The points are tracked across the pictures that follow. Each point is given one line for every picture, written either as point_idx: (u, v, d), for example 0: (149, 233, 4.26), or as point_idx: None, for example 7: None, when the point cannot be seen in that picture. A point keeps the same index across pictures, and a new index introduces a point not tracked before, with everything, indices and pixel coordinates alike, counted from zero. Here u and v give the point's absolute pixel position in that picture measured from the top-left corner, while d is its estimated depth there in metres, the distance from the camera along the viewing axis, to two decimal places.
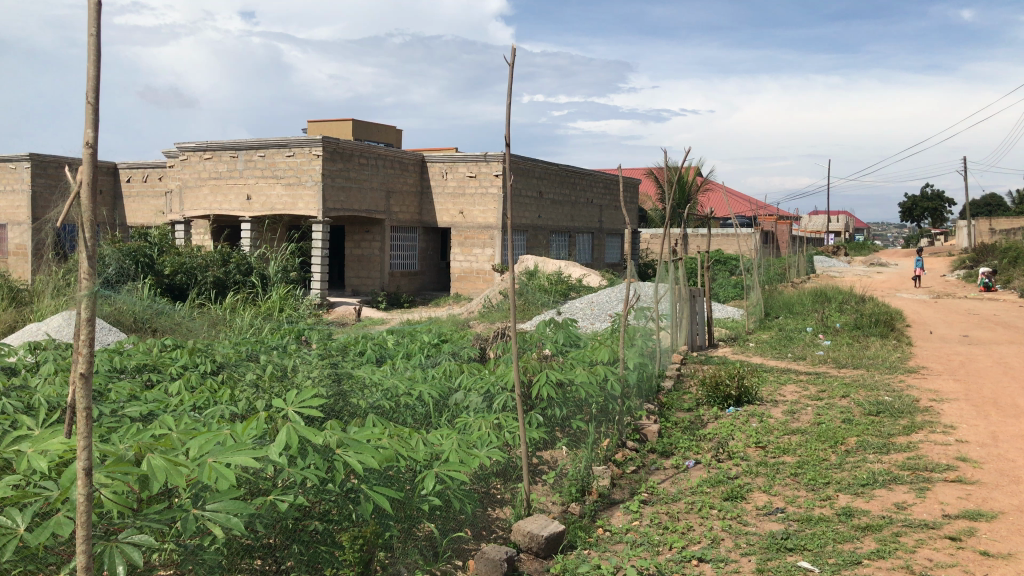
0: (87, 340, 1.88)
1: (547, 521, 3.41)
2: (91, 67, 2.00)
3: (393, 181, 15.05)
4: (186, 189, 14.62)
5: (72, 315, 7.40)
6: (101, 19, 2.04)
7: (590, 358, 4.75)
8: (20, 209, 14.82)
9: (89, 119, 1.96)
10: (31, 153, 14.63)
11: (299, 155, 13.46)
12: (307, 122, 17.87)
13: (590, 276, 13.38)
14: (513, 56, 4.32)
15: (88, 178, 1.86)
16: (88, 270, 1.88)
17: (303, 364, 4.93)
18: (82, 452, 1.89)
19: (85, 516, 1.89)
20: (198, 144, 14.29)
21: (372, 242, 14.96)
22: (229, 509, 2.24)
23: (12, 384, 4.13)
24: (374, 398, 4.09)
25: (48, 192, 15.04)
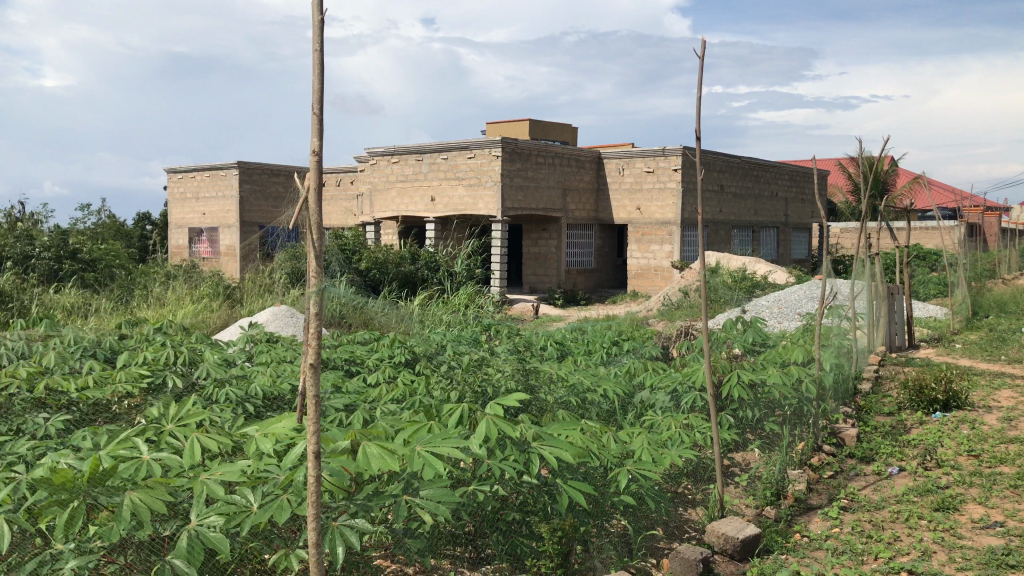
0: (315, 333, 2.04)
1: (742, 524, 3.35)
2: (316, 81, 2.17)
3: (571, 179, 15.17)
4: (376, 192, 15.40)
5: (280, 311, 7.97)
6: (324, 36, 2.20)
7: (783, 358, 4.60)
8: (229, 213, 16.12)
9: (314, 129, 2.12)
10: (238, 161, 15.87)
11: (480, 156, 13.83)
12: (487, 124, 18.32)
13: (776, 272, 12.91)
14: (703, 50, 4.21)
15: (314, 183, 2.00)
16: (317, 268, 2.03)
17: (493, 359, 5.08)
18: (311, 437, 2.04)
19: (315, 497, 2.04)
20: (386, 149, 15.00)
21: (549, 240, 15.18)
22: (437, 497, 2.35)
23: (231, 373, 4.50)
24: (562, 395, 4.16)
25: (254, 197, 16.26)
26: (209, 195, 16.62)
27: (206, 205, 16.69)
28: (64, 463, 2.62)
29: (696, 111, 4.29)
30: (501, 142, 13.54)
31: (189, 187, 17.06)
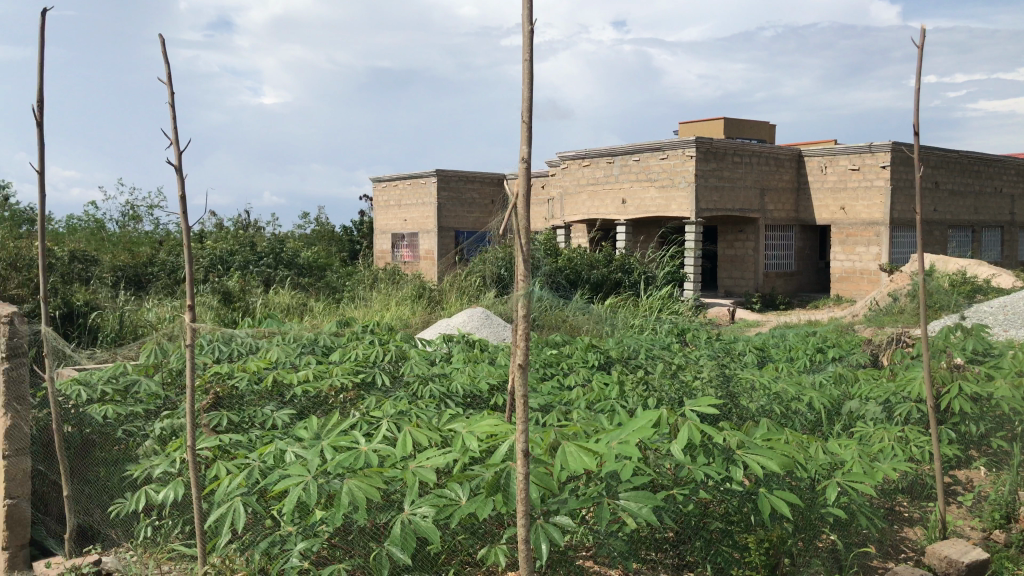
0: (523, 334, 2.09)
1: (967, 547, 3.11)
2: (525, 90, 2.23)
3: (768, 179, 14.65)
4: (567, 196, 15.55)
5: (476, 313, 8.24)
6: (533, 47, 2.26)
7: (1012, 370, 4.22)
8: (428, 219, 16.84)
9: (524, 137, 2.19)
10: (436, 169, 16.56)
11: (673, 157, 13.65)
12: (680, 124, 18.03)
13: (1001, 276, 11.86)
14: (922, 38, 3.85)
15: (523, 189, 2.06)
16: (524, 271, 2.09)
17: (691, 364, 5.01)
18: (521, 436, 2.08)
19: (524, 495, 2.08)
20: (578, 153, 15.12)
21: (745, 242, 14.73)
22: (640, 500, 2.35)
23: (434, 371, 4.70)
24: (763, 403, 4.03)
25: (451, 203, 16.89)
26: (410, 203, 17.44)
27: (407, 212, 17.51)
28: (291, 452, 2.84)
29: (912, 104, 3.98)
30: (695, 142, 13.29)
31: (391, 195, 17.95)
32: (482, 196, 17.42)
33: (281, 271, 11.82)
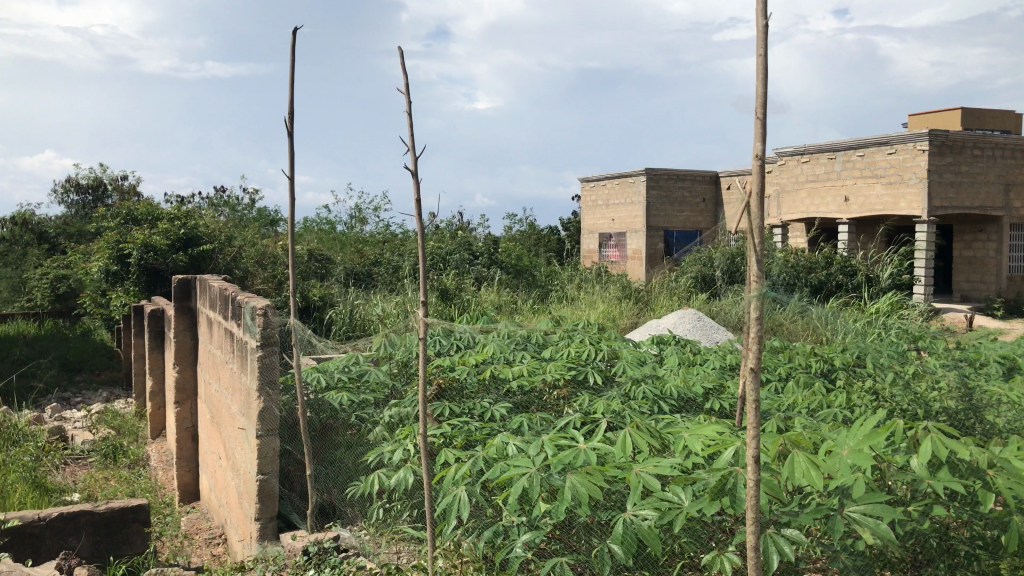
0: (755, 337, 2.03)
1: None
2: (759, 84, 2.17)
3: (1014, 173, 13.32)
4: (784, 193, 14.93)
5: (687, 315, 8.12)
6: (768, 39, 2.19)
7: None
8: (636, 218, 16.75)
9: (758, 134, 2.12)
10: (645, 168, 16.46)
11: (902, 151, 12.74)
12: (910, 116, 16.78)
13: None
14: None
15: (757, 186, 2.00)
16: (758, 273, 2.02)
17: (927, 374, 4.65)
18: (752, 440, 2.01)
19: (754, 500, 2.00)
20: (796, 148, 14.48)
21: (986, 243, 13.50)
22: (877, 514, 2.21)
23: (646, 372, 4.67)
24: (1012, 419, 3.68)
25: (661, 202, 16.71)
26: (618, 202, 17.42)
27: (615, 211, 17.50)
28: (513, 447, 2.93)
29: None
30: (928, 135, 12.32)
31: (600, 194, 17.99)
32: (692, 195, 17.10)
33: (494, 269, 12.20)
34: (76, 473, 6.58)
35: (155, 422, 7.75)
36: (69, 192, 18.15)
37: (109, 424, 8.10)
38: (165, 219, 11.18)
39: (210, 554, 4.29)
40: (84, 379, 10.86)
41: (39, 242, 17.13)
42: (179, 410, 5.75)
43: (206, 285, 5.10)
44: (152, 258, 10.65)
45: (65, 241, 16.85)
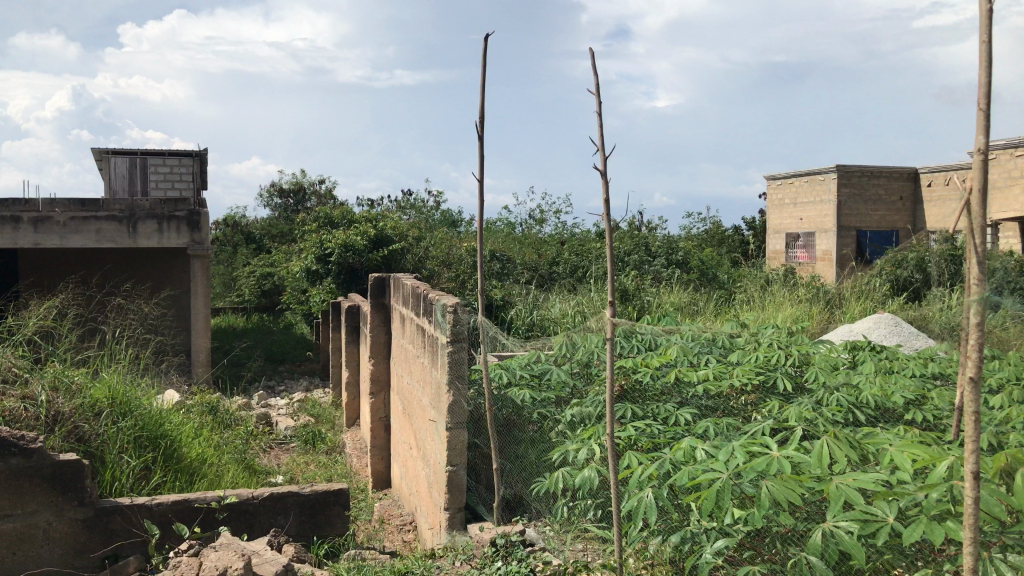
0: (976, 345, 1.89)
1: None
2: (984, 71, 2.01)
3: None
4: (995, 190, 13.76)
5: (883, 320, 7.66)
6: (993, 25, 2.03)
7: None
8: (826, 217, 15.96)
9: (981, 125, 1.97)
10: (837, 165, 15.66)
11: None
12: None
13: None
14: None
15: (980, 181, 1.85)
16: (979, 275, 1.88)
17: None
18: (970, 455, 1.87)
19: (973, 519, 1.86)
20: (1010, 141, 13.32)
21: None
22: None
23: (841, 380, 4.45)
24: None
25: (853, 201, 15.84)
26: (806, 200, 16.68)
27: (803, 211, 16.75)
28: (702, 451, 2.88)
29: None
30: None
31: (786, 193, 17.27)
32: (889, 192, 16.12)
33: (675, 270, 12.02)
34: (281, 457, 7.08)
35: (350, 412, 8.20)
36: (274, 196, 19.57)
37: (309, 413, 8.66)
38: (360, 221, 11.83)
39: (402, 540, 4.48)
40: (286, 369, 11.66)
41: (247, 243, 18.56)
42: (374, 401, 6.07)
43: (399, 283, 5.35)
44: (350, 257, 11.33)
45: (270, 241, 18.17)
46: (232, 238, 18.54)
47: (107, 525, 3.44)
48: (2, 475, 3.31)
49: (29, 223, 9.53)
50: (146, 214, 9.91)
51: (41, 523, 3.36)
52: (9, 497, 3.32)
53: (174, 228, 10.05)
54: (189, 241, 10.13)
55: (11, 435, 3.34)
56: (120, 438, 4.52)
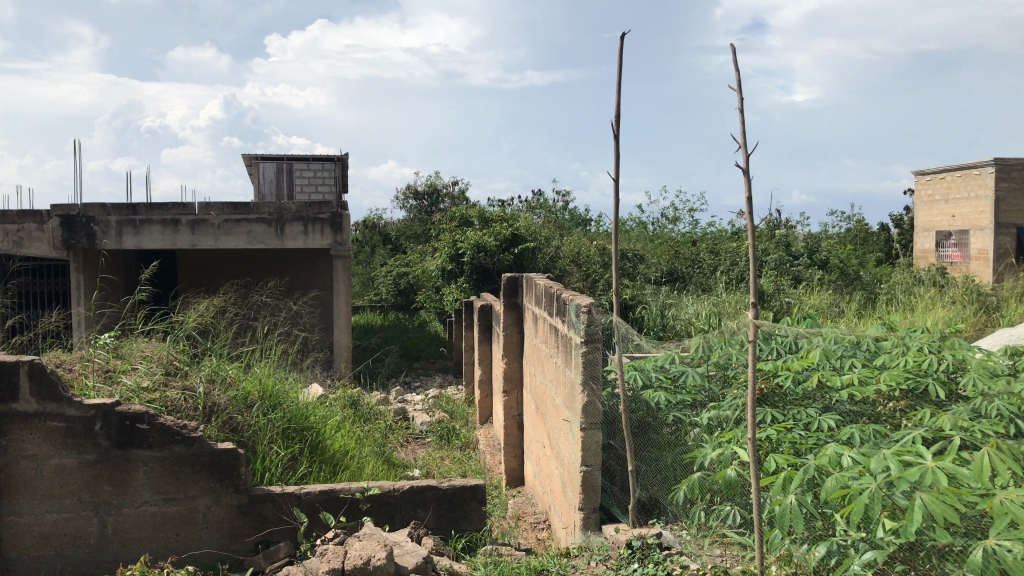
0: None
1: None
2: None
3: None
4: None
5: None
6: None
7: None
8: (982, 214, 15.02)
9: None
10: (995, 158, 14.70)
11: None
12: None
13: None
14: None
15: None
16: None
17: None
18: None
19: None
20: None
21: None
22: None
23: (1001, 386, 4.18)
24: None
25: (1013, 196, 14.84)
26: (960, 196, 15.73)
27: (956, 207, 15.83)
28: (849, 459, 2.77)
29: None
30: None
31: (937, 189, 16.36)
32: None
33: (816, 270, 11.57)
34: (417, 451, 7.28)
35: (483, 409, 8.32)
36: (410, 198, 20.12)
37: (444, 409, 8.86)
38: (493, 221, 11.99)
39: (536, 538, 4.52)
40: (421, 365, 11.98)
41: (384, 244, 19.16)
42: (507, 399, 6.14)
43: (533, 283, 5.38)
44: (482, 257, 11.50)
45: (405, 242, 18.69)
46: (370, 239, 19.18)
47: (260, 512, 3.63)
48: (167, 461, 3.55)
49: (188, 225, 10.17)
50: (293, 217, 10.39)
51: (201, 507, 3.59)
52: (172, 482, 3.56)
53: (318, 229, 10.50)
54: (332, 242, 10.56)
55: (174, 424, 3.58)
56: (269, 429, 4.76)
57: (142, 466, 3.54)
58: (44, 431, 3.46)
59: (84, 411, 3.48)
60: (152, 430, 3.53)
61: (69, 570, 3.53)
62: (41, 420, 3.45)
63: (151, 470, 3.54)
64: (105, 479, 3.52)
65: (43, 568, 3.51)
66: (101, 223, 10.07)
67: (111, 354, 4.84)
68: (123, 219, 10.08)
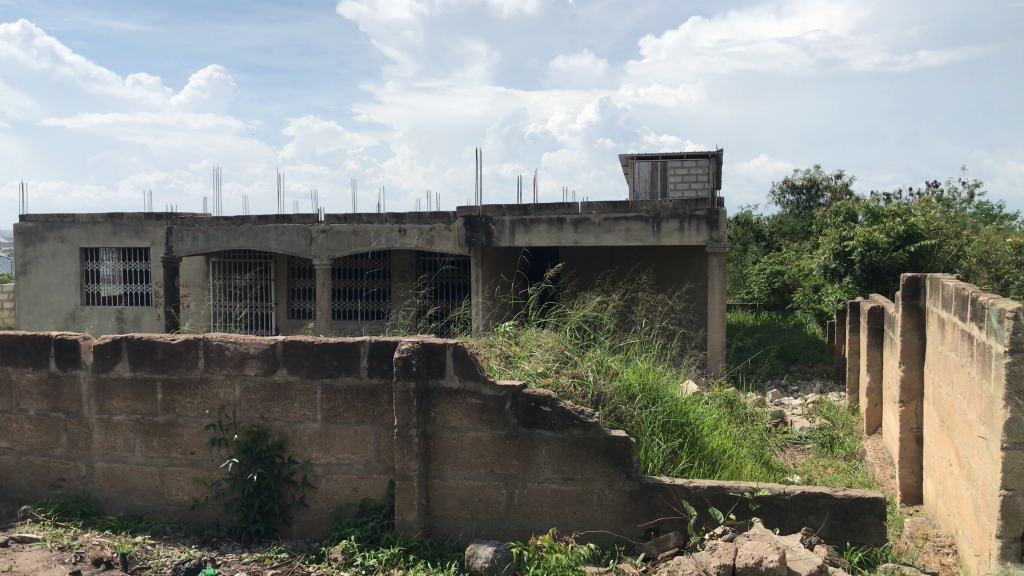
0: None
1: None
2: None
3: None
4: None
5: None
6: None
7: None
8: None
9: None
10: None
11: None
12: None
13: None
14: None
15: None
16: None
17: None
18: None
19: None
20: None
21: None
22: None
23: None
24: None
25: None
26: None
27: None
28: None
29: None
30: None
31: None
32: None
33: None
34: (797, 457, 7.02)
35: (871, 419, 7.76)
36: (787, 193, 19.44)
37: (825, 416, 8.44)
38: (883, 216, 11.13)
39: (940, 562, 4.14)
40: (799, 368, 11.52)
41: (757, 241, 18.77)
42: (904, 410, 5.67)
43: (939, 284, 4.91)
44: (872, 255, 10.75)
45: (780, 240, 18.12)
46: (743, 235, 18.90)
47: (650, 500, 3.76)
48: (567, 443, 3.82)
49: (572, 224, 10.79)
50: (670, 214, 10.53)
51: (596, 489, 3.80)
52: (571, 462, 3.82)
53: (694, 226, 10.52)
54: (708, 239, 10.51)
55: (574, 409, 3.83)
56: (652, 422, 4.89)
57: (545, 445, 3.84)
58: (464, 406, 3.91)
59: (498, 391, 3.87)
60: (554, 413, 3.82)
61: (482, 533, 3.94)
62: (461, 396, 3.91)
63: (553, 450, 3.84)
64: (513, 454, 3.88)
65: (462, 529, 3.96)
66: (498, 222, 11.11)
67: (513, 342, 5.32)
68: (516, 219, 11.00)
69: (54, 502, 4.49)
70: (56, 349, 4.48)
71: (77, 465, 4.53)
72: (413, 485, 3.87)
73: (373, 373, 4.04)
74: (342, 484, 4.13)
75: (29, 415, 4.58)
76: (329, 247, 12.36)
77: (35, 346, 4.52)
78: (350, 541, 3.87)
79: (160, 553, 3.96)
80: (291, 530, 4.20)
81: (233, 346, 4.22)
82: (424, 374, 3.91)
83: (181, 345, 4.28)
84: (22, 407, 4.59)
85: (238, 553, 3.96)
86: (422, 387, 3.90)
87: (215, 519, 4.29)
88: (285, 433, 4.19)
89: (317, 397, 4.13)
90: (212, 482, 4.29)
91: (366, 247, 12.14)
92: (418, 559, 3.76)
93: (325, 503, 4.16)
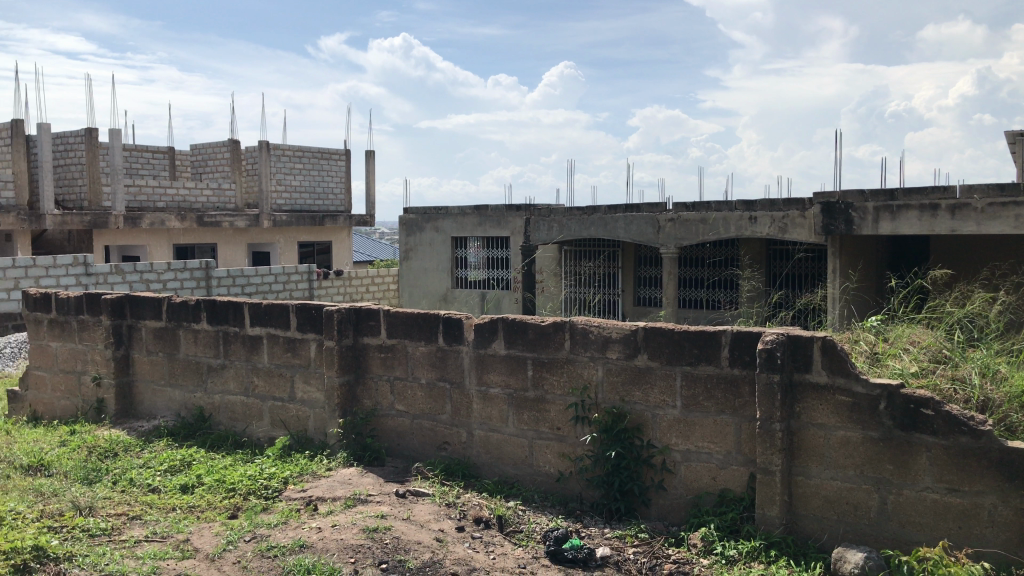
0: None
1: None
2: None
3: None
4: None
5: None
6: None
7: None
8: None
9: None
10: None
11: None
12: None
13: None
14: None
15: None
16: None
17: None
18: None
19: None
20: None
21: None
22: None
23: None
24: None
25: None
26: None
27: None
28: None
29: None
30: None
31: None
32: None
33: None
34: None
35: None
36: None
37: None
38: None
39: None
40: None
41: None
42: None
43: None
44: None
45: None
46: None
47: None
48: (952, 451, 3.48)
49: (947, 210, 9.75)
50: None
51: (987, 504, 3.41)
52: (957, 471, 3.47)
53: None
54: None
55: (961, 414, 3.46)
56: None
57: (926, 451, 3.53)
58: (832, 403, 3.73)
59: (871, 389, 3.64)
60: (937, 416, 3.49)
61: (850, 538, 3.73)
62: (830, 392, 3.73)
63: (935, 457, 3.51)
64: (888, 458, 3.62)
65: (828, 530, 3.78)
66: (860, 209, 10.39)
67: (881, 338, 4.99)
68: (881, 205, 10.19)
69: (441, 462, 5.02)
70: (444, 327, 5.00)
71: (459, 431, 5.03)
72: (776, 480, 3.78)
73: (734, 364, 3.99)
74: (702, 472, 4.14)
75: (421, 383, 5.17)
76: (676, 236, 12.41)
77: (426, 323, 5.08)
78: (710, 530, 3.88)
79: (530, 519, 4.27)
80: (651, 512, 4.30)
81: (596, 329, 4.41)
82: (790, 367, 3.80)
83: (549, 327, 4.57)
84: (415, 375, 5.20)
85: (600, 528, 4.15)
86: (787, 381, 3.79)
87: (579, 493, 4.53)
88: (645, 415, 4.30)
89: (677, 383, 4.18)
90: (576, 457, 4.53)
91: (715, 235, 12.00)
92: (781, 556, 3.66)
93: (684, 489, 4.20)
